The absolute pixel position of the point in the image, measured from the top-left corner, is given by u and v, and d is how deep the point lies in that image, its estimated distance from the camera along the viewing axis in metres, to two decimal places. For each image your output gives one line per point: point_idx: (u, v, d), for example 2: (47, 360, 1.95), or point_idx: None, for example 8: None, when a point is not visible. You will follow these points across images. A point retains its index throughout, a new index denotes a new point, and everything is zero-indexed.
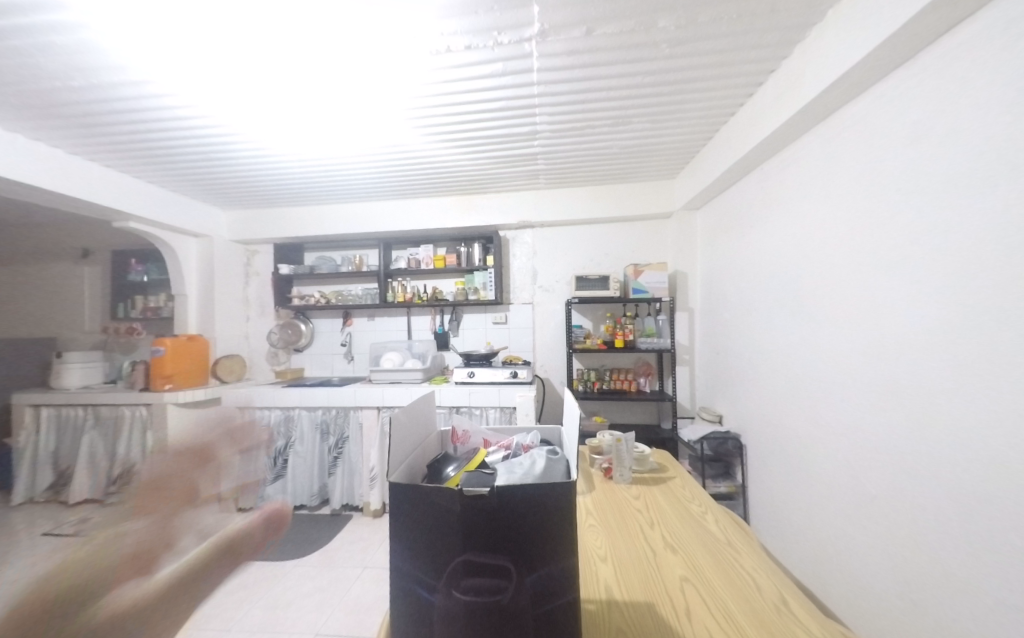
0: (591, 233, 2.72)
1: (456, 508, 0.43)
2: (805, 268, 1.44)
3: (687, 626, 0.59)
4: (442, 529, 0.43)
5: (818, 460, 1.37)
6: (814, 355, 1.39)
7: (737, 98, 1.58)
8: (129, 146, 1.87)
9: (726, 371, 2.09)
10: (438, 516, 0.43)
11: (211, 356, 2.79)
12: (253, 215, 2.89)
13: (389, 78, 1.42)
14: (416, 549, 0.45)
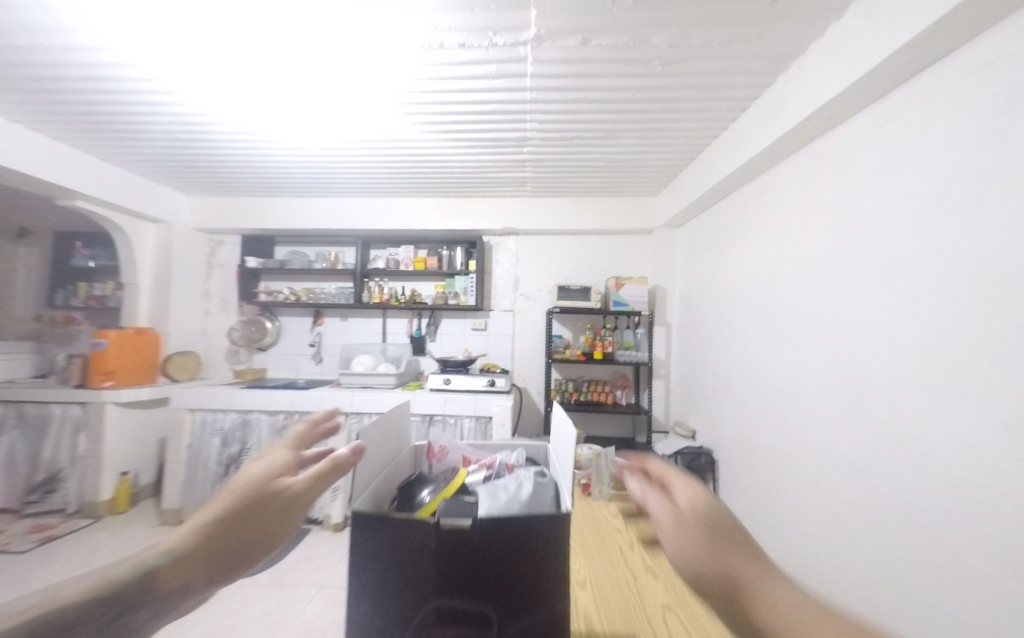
0: (574, 244, 2.73)
1: (433, 544, 0.37)
2: (781, 289, 1.49)
3: None
4: (415, 571, 0.38)
5: (788, 477, 1.40)
6: (788, 374, 1.42)
7: (722, 121, 1.63)
8: (80, 117, 1.70)
9: (701, 386, 2.13)
10: (411, 552, 0.38)
11: (163, 352, 2.57)
12: (221, 203, 2.71)
13: (379, 69, 1.37)
14: (385, 591, 0.39)
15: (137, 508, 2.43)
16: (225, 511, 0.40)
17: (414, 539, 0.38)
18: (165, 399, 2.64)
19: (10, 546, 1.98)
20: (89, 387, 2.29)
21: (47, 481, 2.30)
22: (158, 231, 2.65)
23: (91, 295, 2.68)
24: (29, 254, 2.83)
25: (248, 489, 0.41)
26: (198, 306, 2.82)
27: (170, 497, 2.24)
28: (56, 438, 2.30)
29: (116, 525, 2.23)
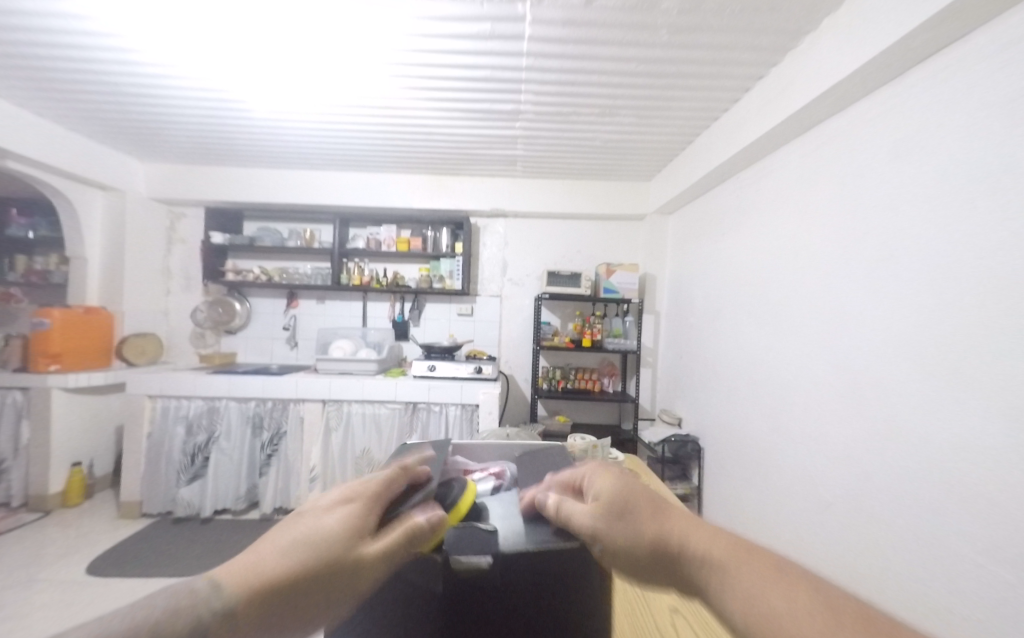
0: (564, 228, 2.66)
1: (440, 588, 0.34)
2: (776, 279, 1.48)
3: None
4: (415, 620, 0.35)
5: (776, 466, 1.41)
6: (779, 363, 1.43)
7: (723, 102, 1.58)
8: (4, 63, 1.47)
9: (688, 375, 2.14)
10: (415, 596, 0.35)
11: (118, 334, 2.37)
12: (181, 172, 2.47)
13: (359, 22, 1.23)
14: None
15: (92, 500, 2.26)
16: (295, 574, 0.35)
17: (420, 583, 0.35)
18: (121, 385, 2.44)
19: None
20: (32, 371, 2.07)
21: None
22: (109, 200, 2.40)
23: (31, 270, 2.37)
24: None
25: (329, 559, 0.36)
26: (157, 285, 2.59)
27: (129, 489, 2.08)
28: None
29: (69, 520, 2.06)
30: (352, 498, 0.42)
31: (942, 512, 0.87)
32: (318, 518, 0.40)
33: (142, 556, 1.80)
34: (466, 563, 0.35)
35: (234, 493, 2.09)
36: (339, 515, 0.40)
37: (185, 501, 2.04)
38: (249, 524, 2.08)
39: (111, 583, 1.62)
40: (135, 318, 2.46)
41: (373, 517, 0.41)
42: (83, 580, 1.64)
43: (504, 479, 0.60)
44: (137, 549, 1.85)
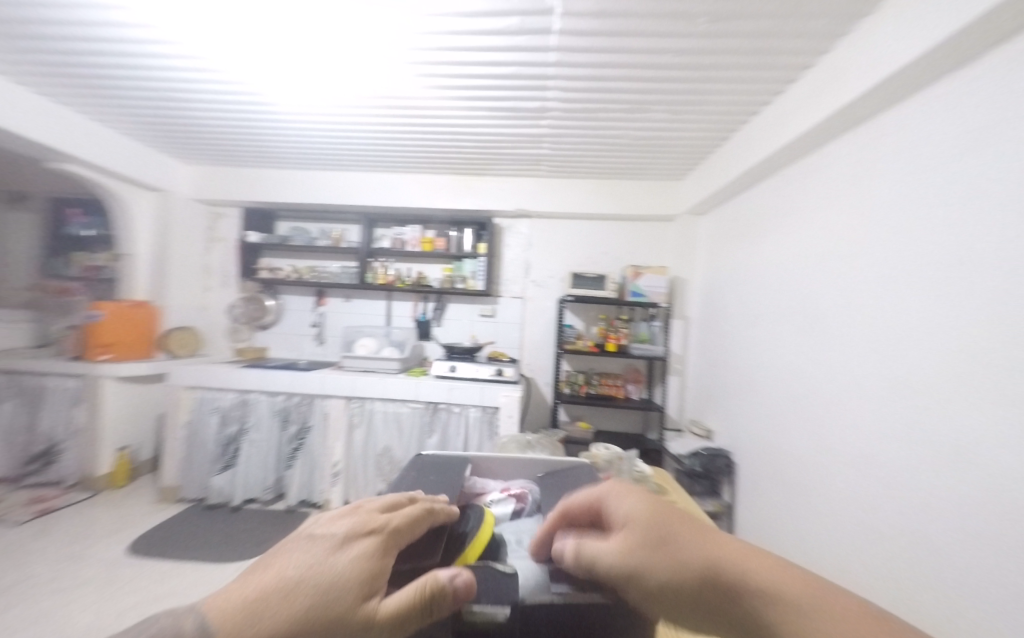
0: (590, 229, 2.60)
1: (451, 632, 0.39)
2: (821, 285, 1.37)
3: None
4: None
5: (815, 486, 1.31)
6: (821, 377, 1.32)
7: (764, 95, 1.48)
8: (65, 73, 1.59)
9: (720, 384, 2.04)
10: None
11: (162, 327, 2.51)
12: (221, 173, 2.59)
13: (385, 20, 1.23)
14: None
15: (136, 483, 2.41)
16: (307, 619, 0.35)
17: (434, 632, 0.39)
18: (163, 375, 2.59)
19: (7, 518, 1.95)
20: (86, 360, 2.23)
21: (45, 453, 2.27)
22: (156, 200, 2.55)
23: (89, 265, 2.63)
24: (26, 221, 2.75)
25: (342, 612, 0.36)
26: (197, 281, 2.73)
27: (169, 474, 2.20)
28: (53, 410, 2.26)
29: (115, 500, 2.20)
30: (369, 534, 0.43)
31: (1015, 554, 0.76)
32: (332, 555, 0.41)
33: (177, 539, 1.90)
34: (481, 613, 0.39)
35: (262, 484, 2.17)
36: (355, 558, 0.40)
37: (217, 489, 2.14)
38: (276, 514, 2.15)
39: (148, 563, 1.72)
40: (177, 312, 2.60)
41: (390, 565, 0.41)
42: (124, 558, 1.74)
43: (524, 503, 0.68)
44: (173, 531, 1.95)
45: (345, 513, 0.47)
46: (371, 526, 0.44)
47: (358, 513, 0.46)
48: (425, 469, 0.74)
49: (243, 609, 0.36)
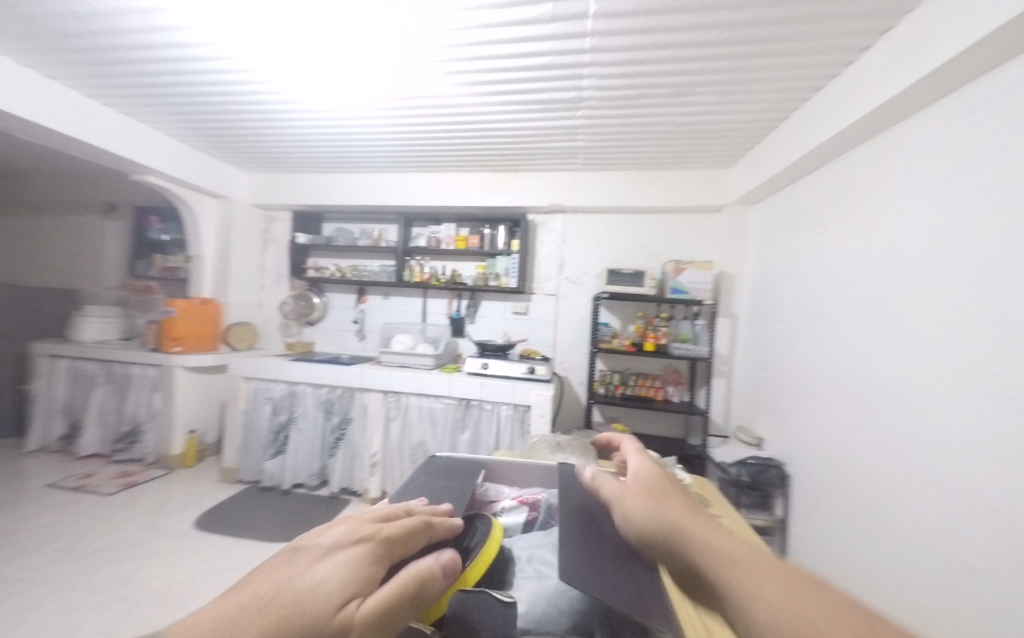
0: (627, 224, 2.49)
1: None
2: (894, 278, 1.20)
3: None
4: None
5: (884, 507, 1.16)
6: (894, 383, 1.17)
7: (831, 67, 1.32)
8: (144, 91, 1.76)
9: (772, 389, 1.87)
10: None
11: (224, 323, 2.74)
12: (275, 179, 2.78)
13: (418, 19, 1.24)
14: None
15: (202, 463, 2.66)
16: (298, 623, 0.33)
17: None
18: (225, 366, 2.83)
19: (100, 489, 2.23)
20: (162, 351, 2.48)
21: (130, 433, 2.56)
22: (220, 206, 2.78)
23: (166, 267, 2.96)
24: (115, 228, 3.11)
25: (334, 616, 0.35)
26: (254, 280, 2.95)
27: (228, 457, 2.41)
28: (136, 395, 2.55)
29: (185, 478, 2.44)
30: (360, 542, 0.42)
31: None
32: (318, 563, 0.39)
33: (235, 517, 2.06)
34: None
35: (308, 470, 2.31)
36: (342, 564, 0.39)
37: (269, 472, 2.30)
38: (320, 499, 2.28)
39: (211, 537, 1.88)
40: (237, 309, 2.83)
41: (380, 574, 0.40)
42: (191, 531, 1.92)
43: (538, 513, 0.69)
44: (232, 510, 2.12)
45: (333, 525, 0.46)
46: (362, 534, 0.43)
47: (349, 523, 0.45)
48: (436, 473, 0.74)
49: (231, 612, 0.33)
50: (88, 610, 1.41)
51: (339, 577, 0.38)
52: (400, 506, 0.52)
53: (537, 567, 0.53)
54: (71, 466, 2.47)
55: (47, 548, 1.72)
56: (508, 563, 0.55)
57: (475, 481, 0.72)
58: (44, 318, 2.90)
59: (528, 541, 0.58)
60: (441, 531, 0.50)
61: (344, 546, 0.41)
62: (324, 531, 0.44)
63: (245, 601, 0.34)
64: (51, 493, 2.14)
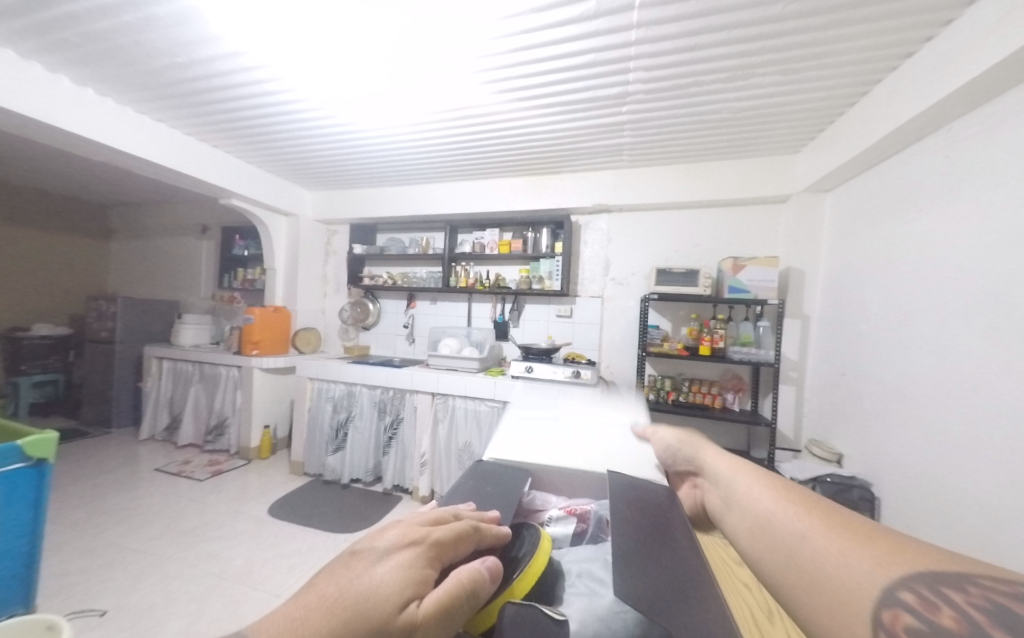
0: (678, 220, 2.36)
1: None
2: (1011, 270, 1.01)
3: None
4: None
5: (1005, 544, 0.97)
6: (1015, 395, 0.97)
7: (922, 30, 1.15)
8: (228, 125, 2.01)
9: (852, 399, 1.66)
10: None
11: (293, 328, 3.02)
12: (334, 195, 3.01)
13: (458, 34, 1.28)
14: None
15: (275, 456, 2.94)
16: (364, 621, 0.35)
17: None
18: (294, 368, 3.11)
19: (195, 474, 2.54)
20: (243, 354, 2.78)
21: (218, 426, 2.90)
22: (289, 223, 3.08)
23: (245, 279, 3.32)
24: (206, 246, 3.56)
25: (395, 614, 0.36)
26: (318, 289, 3.21)
27: (297, 451, 2.63)
28: (223, 392, 2.88)
29: (261, 468, 2.71)
30: (412, 545, 0.43)
31: None
32: (376, 565, 0.41)
33: (302, 506, 2.25)
34: None
35: (365, 467, 2.46)
36: (398, 566, 0.40)
37: (331, 467, 2.48)
38: (375, 495, 2.41)
39: (282, 524, 2.07)
40: (303, 315, 3.10)
41: (433, 574, 0.41)
42: (266, 517, 2.12)
43: (587, 525, 0.67)
44: (299, 500, 2.31)
45: (387, 527, 0.47)
46: (414, 537, 0.44)
47: (401, 526, 0.47)
48: (483, 477, 0.75)
49: (303, 612, 0.36)
50: (186, 581, 1.61)
51: (397, 576, 0.39)
52: (449, 511, 0.53)
53: (588, 584, 0.50)
54: (173, 453, 2.85)
55: (156, 524, 2.00)
56: (558, 577, 0.53)
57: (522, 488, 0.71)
58: (153, 325, 3.39)
59: (577, 555, 0.57)
60: (492, 538, 0.50)
61: (399, 549, 0.42)
62: (380, 533, 0.45)
63: (315, 601, 0.37)
64: (158, 476, 2.49)
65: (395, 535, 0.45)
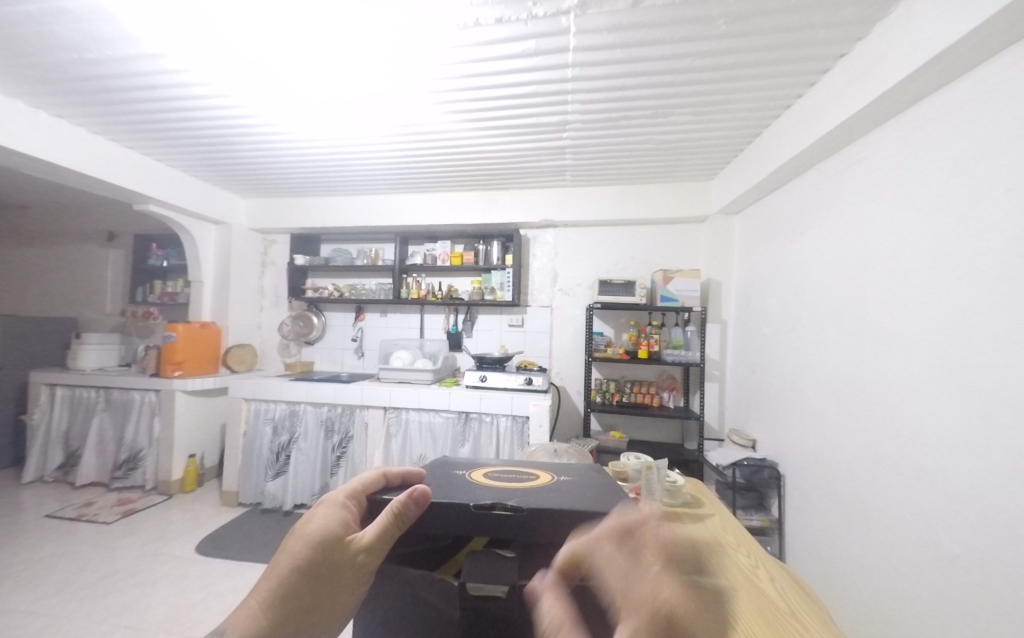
0: (616, 235, 2.58)
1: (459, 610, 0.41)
2: (868, 284, 1.28)
3: None
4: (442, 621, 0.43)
5: (875, 500, 1.21)
6: (875, 381, 1.23)
7: (796, 88, 1.42)
8: (146, 125, 1.84)
9: (763, 391, 1.93)
10: (439, 617, 0.43)
11: (223, 345, 2.78)
12: (272, 204, 2.86)
13: (404, 55, 1.33)
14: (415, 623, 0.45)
15: (203, 487, 2.65)
16: (314, 585, 0.48)
17: (444, 607, 0.43)
18: (225, 389, 2.85)
19: (99, 518, 2.21)
20: (161, 376, 2.50)
21: (129, 460, 2.55)
22: (219, 232, 2.85)
23: (164, 292, 3.00)
24: (115, 255, 3.16)
25: (334, 574, 0.48)
26: (253, 302, 3.01)
27: (229, 480, 2.40)
28: (135, 420, 2.55)
29: (185, 504, 2.42)
30: (338, 521, 0.51)
31: None
32: (308, 536, 0.50)
33: (239, 540, 2.05)
34: (482, 589, 0.40)
35: (310, 491, 2.31)
36: (324, 539, 0.49)
37: (271, 494, 2.31)
38: None
39: (216, 561, 1.88)
40: (236, 331, 2.87)
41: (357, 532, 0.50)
42: (193, 557, 1.91)
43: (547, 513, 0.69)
44: (234, 534, 2.11)
45: (324, 505, 0.54)
46: (337, 516, 0.52)
47: (332, 504, 0.54)
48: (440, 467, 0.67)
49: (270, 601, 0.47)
50: None
51: (325, 548, 0.49)
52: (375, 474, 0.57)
53: None
54: (70, 496, 2.45)
55: (50, 579, 1.71)
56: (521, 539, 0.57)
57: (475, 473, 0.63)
58: (42, 347, 2.92)
59: None
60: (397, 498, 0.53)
61: (325, 526, 0.51)
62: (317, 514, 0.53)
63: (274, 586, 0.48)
64: (50, 524, 2.13)
65: (324, 515, 0.52)
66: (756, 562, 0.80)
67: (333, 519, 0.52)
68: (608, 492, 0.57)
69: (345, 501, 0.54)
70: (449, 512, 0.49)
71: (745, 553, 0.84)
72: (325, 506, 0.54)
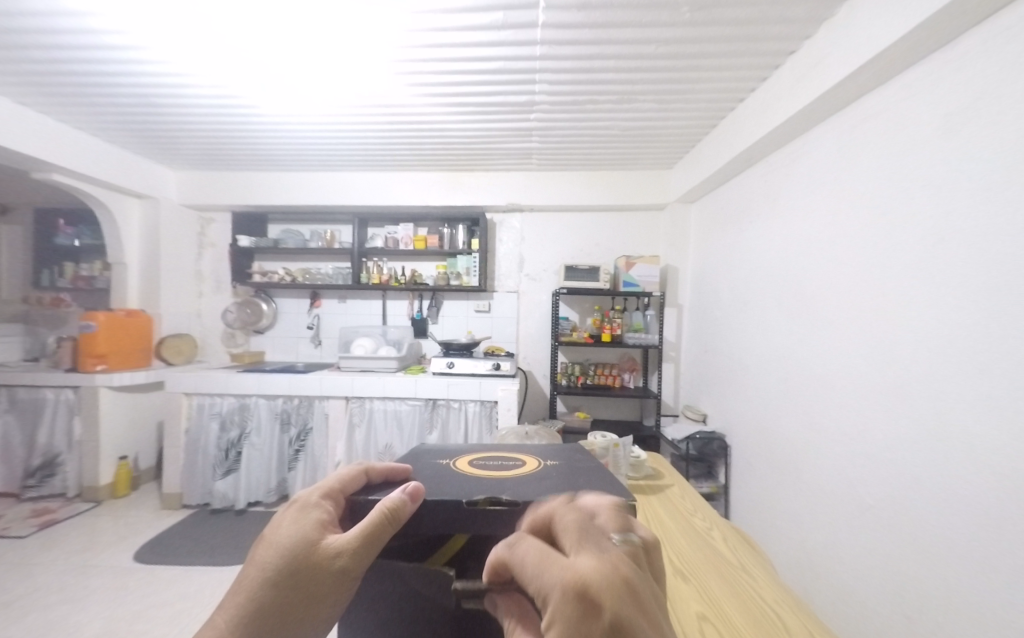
0: (581, 221, 2.62)
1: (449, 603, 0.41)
2: (808, 270, 1.41)
3: (672, 599, 0.61)
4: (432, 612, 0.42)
5: (808, 463, 1.37)
6: (811, 358, 1.37)
7: (752, 81, 1.49)
8: (44, 78, 1.56)
9: (714, 370, 2.08)
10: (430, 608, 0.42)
11: (156, 335, 2.51)
12: (209, 178, 2.57)
13: (361, 18, 1.22)
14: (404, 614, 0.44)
15: (139, 491, 2.41)
16: (288, 598, 0.44)
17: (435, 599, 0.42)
18: (161, 383, 2.59)
19: (9, 532, 1.94)
20: (80, 371, 2.21)
21: (45, 466, 2.25)
22: (144, 207, 2.52)
23: (78, 276, 2.61)
24: (11, 233, 2.71)
25: (310, 585, 0.44)
26: (191, 288, 2.72)
27: (171, 481, 2.21)
28: (50, 422, 2.25)
29: (119, 510, 2.20)
30: (311, 525, 0.48)
31: (991, 511, 0.83)
32: (280, 543, 0.47)
33: (185, 545, 1.90)
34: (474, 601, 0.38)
35: (265, 488, 2.18)
36: (296, 545, 0.46)
37: (221, 493, 2.15)
38: None
39: (160, 569, 1.73)
40: (171, 319, 2.59)
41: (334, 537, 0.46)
42: (131, 566, 1.75)
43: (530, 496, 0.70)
44: (178, 538, 1.95)
45: (296, 508, 0.51)
46: (311, 519, 0.49)
47: (304, 507, 0.51)
48: (426, 456, 0.67)
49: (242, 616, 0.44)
50: None
51: (298, 557, 0.46)
52: (353, 473, 0.54)
53: None
54: None
55: None
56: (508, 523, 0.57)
57: (459, 462, 0.62)
58: None
59: None
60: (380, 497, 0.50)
61: (296, 533, 0.47)
62: (289, 519, 0.49)
63: (246, 597, 0.45)
64: None
65: (294, 521, 0.49)
66: (711, 525, 0.88)
67: (304, 524, 0.48)
68: (594, 479, 0.57)
69: (318, 504, 0.51)
70: (442, 511, 0.47)
71: (701, 517, 0.91)
72: (296, 509, 0.51)
